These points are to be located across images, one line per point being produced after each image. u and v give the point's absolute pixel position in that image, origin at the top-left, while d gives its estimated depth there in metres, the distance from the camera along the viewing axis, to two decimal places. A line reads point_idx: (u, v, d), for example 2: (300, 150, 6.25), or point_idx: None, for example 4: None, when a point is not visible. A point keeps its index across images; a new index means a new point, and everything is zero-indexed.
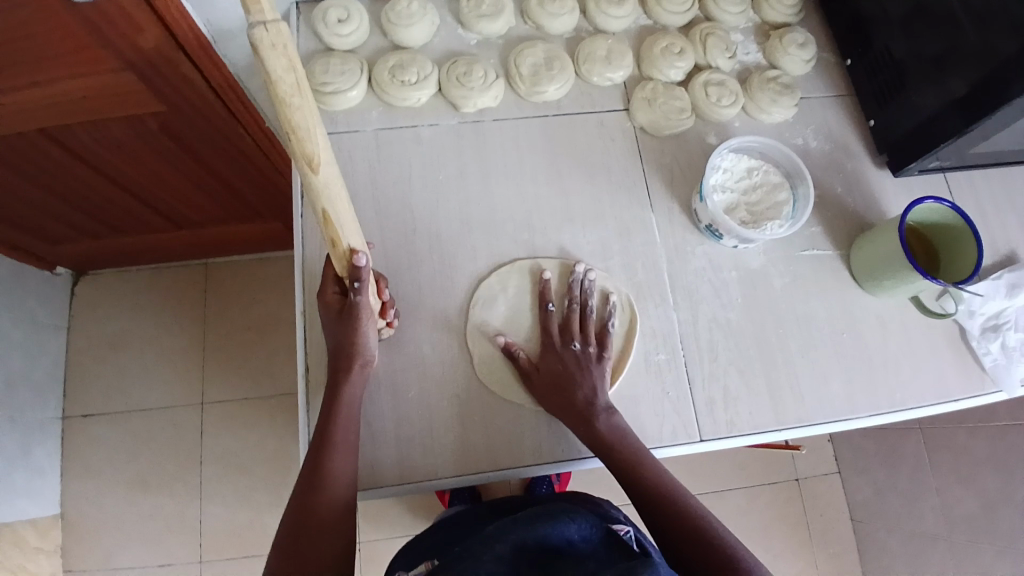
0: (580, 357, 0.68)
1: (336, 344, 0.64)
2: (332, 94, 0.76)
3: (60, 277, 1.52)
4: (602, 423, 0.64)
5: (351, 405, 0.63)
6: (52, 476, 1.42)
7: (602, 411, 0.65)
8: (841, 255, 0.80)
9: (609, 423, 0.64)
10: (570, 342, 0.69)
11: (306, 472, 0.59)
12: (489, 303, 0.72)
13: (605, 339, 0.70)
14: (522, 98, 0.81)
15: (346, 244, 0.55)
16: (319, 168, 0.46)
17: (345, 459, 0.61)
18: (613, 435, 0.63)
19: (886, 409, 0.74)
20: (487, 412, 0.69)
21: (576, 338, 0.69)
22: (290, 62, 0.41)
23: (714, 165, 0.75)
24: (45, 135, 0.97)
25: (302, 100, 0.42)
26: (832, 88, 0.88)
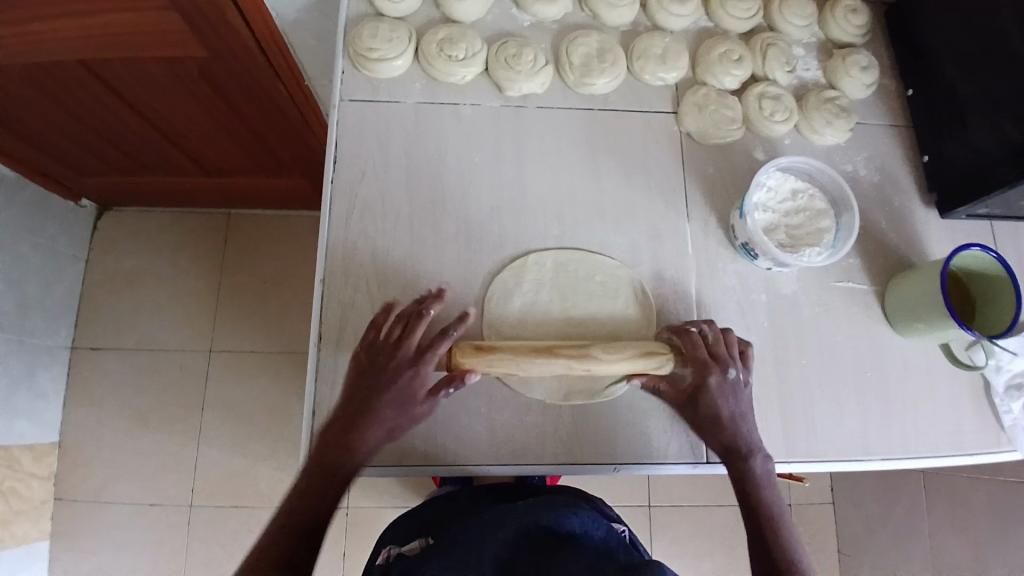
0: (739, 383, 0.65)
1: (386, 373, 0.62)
2: (376, 61, 0.75)
3: (85, 207, 1.53)
4: (756, 467, 0.64)
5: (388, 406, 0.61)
6: (55, 401, 1.45)
7: (756, 456, 0.64)
8: (876, 290, 0.77)
9: (763, 467, 0.64)
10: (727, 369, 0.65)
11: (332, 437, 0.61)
12: (508, 293, 0.71)
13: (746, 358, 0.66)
14: (569, 88, 0.78)
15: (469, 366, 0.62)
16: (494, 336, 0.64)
17: (361, 458, 0.61)
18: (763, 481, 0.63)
19: (898, 454, 0.73)
20: (493, 406, 0.68)
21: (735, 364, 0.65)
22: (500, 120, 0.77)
23: (760, 182, 0.72)
24: (87, 68, 0.97)
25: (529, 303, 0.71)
26: (892, 116, 0.84)
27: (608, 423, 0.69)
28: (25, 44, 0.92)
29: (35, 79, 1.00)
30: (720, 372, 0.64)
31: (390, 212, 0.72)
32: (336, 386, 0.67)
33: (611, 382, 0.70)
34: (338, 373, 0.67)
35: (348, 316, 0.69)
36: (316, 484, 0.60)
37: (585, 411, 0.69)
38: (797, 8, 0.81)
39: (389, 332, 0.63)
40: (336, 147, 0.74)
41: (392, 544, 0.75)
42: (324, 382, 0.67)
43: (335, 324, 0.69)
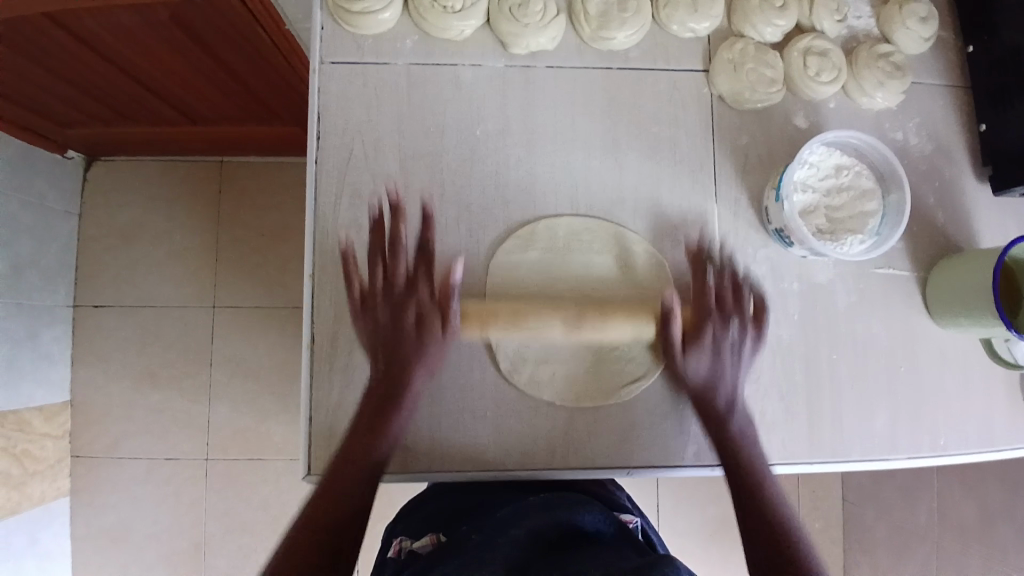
0: (738, 342, 0.64)
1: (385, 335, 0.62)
2: (360, 14, 0.64)
3: (72, 160, 1.44)
4: (734, 427, 0.63)
5: (400, 367, 0.62)
6: (62, 360, 1.43)
7: (736, 413, 0.64)
8: (918, 278, 0.70)
9: (741, 425, 0.64)
10: (727, 324, 0.64)
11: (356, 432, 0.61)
12: (514, 286, 0.65)
13: (758, 319, 0.65)
14: (584, 43, 0.68)
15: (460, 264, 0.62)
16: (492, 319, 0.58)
17: (389, 440, 0.61)
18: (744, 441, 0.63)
19: (926, 453, 0.68)
20: (500, 409, 0.64)
21: (737, 324, 0.65)
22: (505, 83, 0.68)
23: (801, 158, 0.63)
24: (49, 19, 0.87)
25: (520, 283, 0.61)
26: (952, 71, 0.73)
27: (623, 426, 0.65)
28: None
29: None
30: (717, 319, 0.64)
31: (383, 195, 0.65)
32: (335, 391, 0.63)
33: (625, 382, 0.65)
34: (336, 376, 0.63)
35: (343, 314, 0.64)
36: (347, 470, 0.59)
37: (598, 414, 0.65)
38: None
39: (373, 275, 0.62)
40: (320, 119, 0.65)
41: (404, 535, 0.69)
42: (320, 387, 0.63)
43: (329, 322, 0.64)
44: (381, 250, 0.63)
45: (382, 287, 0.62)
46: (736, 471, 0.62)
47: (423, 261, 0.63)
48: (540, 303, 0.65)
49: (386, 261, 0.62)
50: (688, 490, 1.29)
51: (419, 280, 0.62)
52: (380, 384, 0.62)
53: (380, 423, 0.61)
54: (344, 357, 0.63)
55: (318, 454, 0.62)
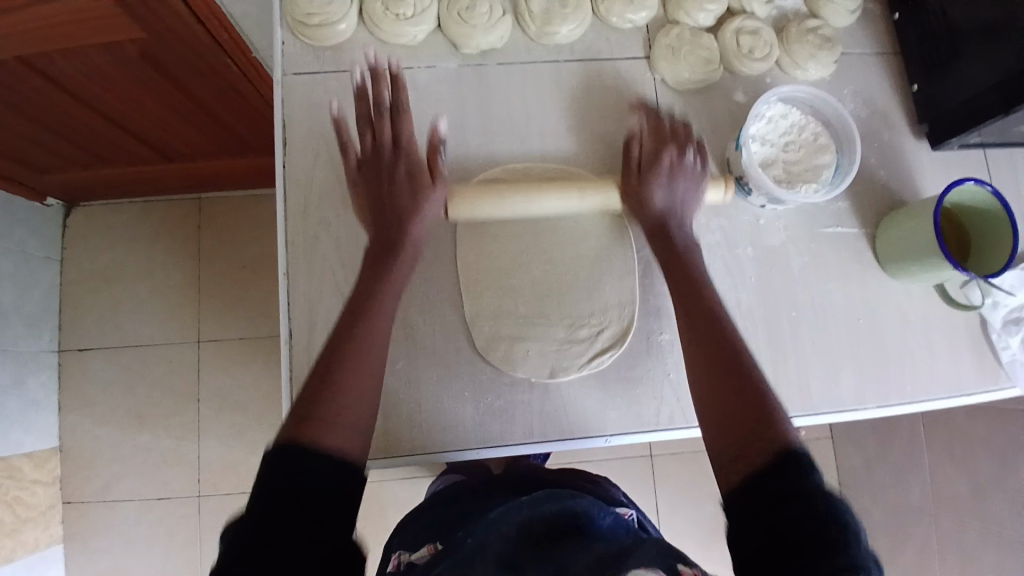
0: (689, 176, 0.66)
1: (368, 172, 0.63)
2: (319, 26, 0.68)
3: (50, 207, 1.46)
4: (679, 242, 0.62)
5: (377, 236, 0.61)
6: (48, 408, 1.41)
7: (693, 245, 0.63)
8: (867, 234, 0.74)
9: (685, 240, 0.63)
10: (683, 155, 0.66)
11: (327, 354, 0.53)
12: (483, 266, 0.68)
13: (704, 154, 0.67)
14: (532, 40, 0.73)
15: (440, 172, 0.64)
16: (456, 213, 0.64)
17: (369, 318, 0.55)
18: (692, 257, 0.62)
19: (896, 402, 0.71)
20: (471, 375, 0.66)
21: (693, 155, 0.66)
22: (458, 79, 0.71)
23: (758, 112, 0.68)
24: (21, 61, 0.89)
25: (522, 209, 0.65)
26: (879, 42, 0.78)
27: (600, 396, 0.67)
28: None
29: None
30: (677, 149, 0.66)
31: (350, 194, 0.68)
32: None
33: (595, 353, 0.67)
34: None
35: (318, 309, 0.66)
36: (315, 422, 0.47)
37: (572, 387, 0.67)
38: None
39: (360, 143, 0.64)
40: (286, 127, 0.69)
41: (401, 550, 0.68)
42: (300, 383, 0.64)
43: (305, 316, 0.66)
44: (368, 118, 0.64)
45: (366, 151, 0.64)
46: (683, 292, 0.58)
47: (398, 116, 0.64)
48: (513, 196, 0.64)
49: (376, 128, 0.64)
50: (681, 484, 1.30)
51: (400, 132, 0.63)
52: (375, 236, 0.61)
53: (370, 303, 0.56)
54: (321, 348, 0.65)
55: None
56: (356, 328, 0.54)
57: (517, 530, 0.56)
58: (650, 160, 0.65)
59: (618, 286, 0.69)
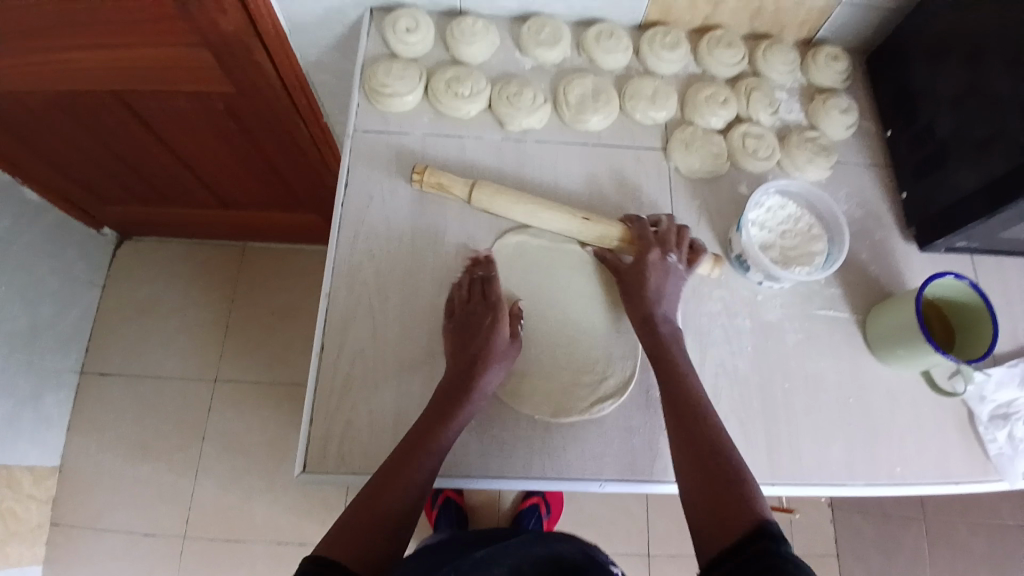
0: (676, 270, 0.74)
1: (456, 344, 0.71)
2: (389, 95, 0.81)
3: (105, 236, 1.55)
4: (663, 331, 0.71)
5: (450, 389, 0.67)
6: (59, 424, 1.42)
7: (666, 321, 0.72)
8: (858, 319, 0.81)
9: (671, 331, 0.71)
10: (669, 255, 0.74)
11: (404, 445, 0.64)
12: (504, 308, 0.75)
13: (694, 263, 0.76)
14: (566, 124, 0.85)
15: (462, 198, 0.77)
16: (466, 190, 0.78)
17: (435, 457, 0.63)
18: (672, 344, 0.70)
19: (885, 481, 0.74)
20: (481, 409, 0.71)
21: (677, 255, 0.75)
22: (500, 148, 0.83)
23: (757, 201, 0.78)
24: (119, 96, 1.00)
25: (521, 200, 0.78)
26: (870, 157, 0.90)
27: (599, 440, 0.71)
28: (61, 73, 0.95)
29: (63, 106, 1.03)
30: (661, 251, 0.74)
31: (394, 233, 0.78)
32: (336, 399, 0.70)
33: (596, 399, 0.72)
34: (339, 386, 0.71)
35: (351, 329, 0.73)
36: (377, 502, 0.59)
37: (574, 429, 0.71)
38: (780, 57, 0.89)
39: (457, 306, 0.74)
40: (348, 173, 0.80)
41: None
42: (324, 394, 0.70)
43: (338, 334, 0.73)
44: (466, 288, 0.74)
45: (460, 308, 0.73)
46: (669, 386, 0.67)
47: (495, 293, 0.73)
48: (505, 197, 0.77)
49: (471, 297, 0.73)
50: None
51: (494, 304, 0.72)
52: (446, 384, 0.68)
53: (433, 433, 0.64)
54: (347, 365, 0.72)
55: (314, 456, 0.68)
56: (409, 468, 0.61)
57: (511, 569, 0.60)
58: (636, 262, 0.74)
59: (622, 340, 0.76)
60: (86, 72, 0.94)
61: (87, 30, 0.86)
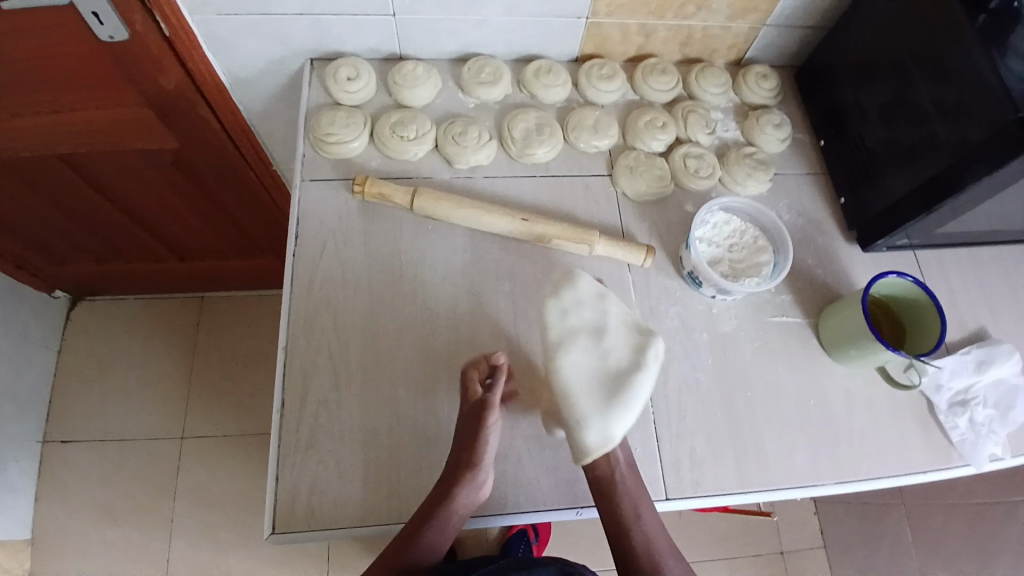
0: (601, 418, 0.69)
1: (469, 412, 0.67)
2: (336, 143, 0.82)
3: (58, 298, 1.49)
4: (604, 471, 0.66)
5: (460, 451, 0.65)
6: (26, 496, 1.35)
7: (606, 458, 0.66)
8: (810, 323, 0.83)
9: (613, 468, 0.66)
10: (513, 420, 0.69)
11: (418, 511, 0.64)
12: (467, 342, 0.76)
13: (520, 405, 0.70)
14: (513, 159, 0.87)
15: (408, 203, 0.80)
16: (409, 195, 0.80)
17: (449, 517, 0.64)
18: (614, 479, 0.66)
19: (851, 478, 0.76)
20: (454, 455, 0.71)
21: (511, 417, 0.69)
22: (449, 185, 0.84)
23: (703, 219, 0.81)
24: (59, 160, 0.98)
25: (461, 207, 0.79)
26: (806, 166, 0.94)
27: (569, 467, 0.71)
28: None
29: (4, 172, 1.00)
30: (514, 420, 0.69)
31: (350, 278, 0.78)
32: (302, 450, 0.69)
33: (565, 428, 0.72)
34: (304, 440, 0.70)
35: (312, 380, 0.72)
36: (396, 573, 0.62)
37: (544, 458, 0.72)
38: (712, 79, 0.93)
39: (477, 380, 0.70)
40: (299, 223, 0.80)
41: None
42: (290, 448, 0.69)
43: (300, 387, 0.72)
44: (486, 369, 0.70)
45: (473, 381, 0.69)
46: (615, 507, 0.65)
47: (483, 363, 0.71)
48: (448, 203, 0.80)
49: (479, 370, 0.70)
50: None
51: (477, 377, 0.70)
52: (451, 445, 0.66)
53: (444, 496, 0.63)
54: (312, 417, 0.71)
55: (284, 515, 0.67)
56: (426, 525, 0.63)
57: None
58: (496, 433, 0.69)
59: None
60: (21, 138, 0.93)
61: (19, 99, 0.85)
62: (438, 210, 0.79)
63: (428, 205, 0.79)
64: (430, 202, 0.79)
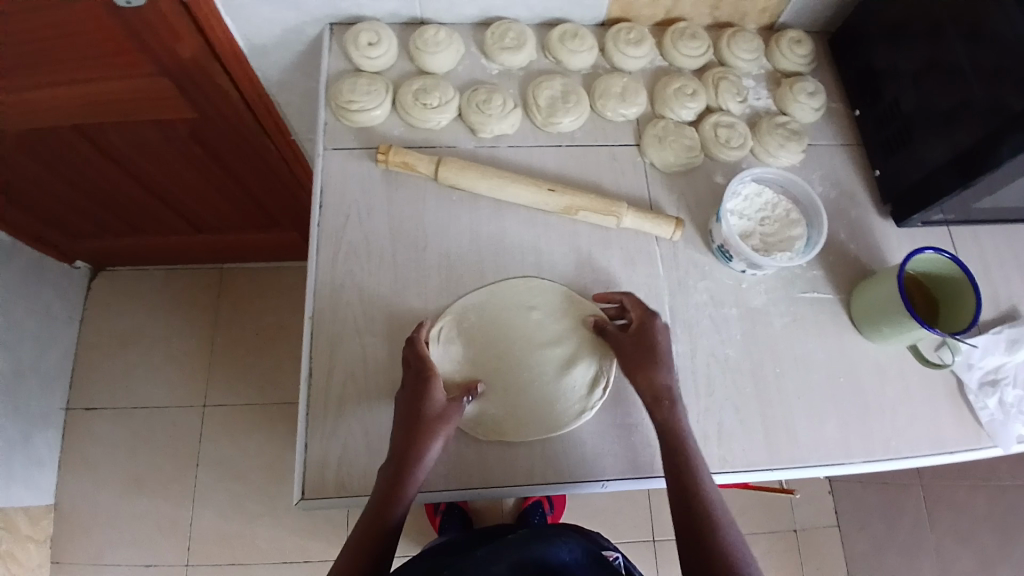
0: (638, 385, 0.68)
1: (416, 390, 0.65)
2: (357, 111, 0.80)
3: (79, 271, 1.50)
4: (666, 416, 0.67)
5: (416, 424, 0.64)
6: (51, 464, 1.38)
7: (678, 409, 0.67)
8: (842, 299, 0.82)
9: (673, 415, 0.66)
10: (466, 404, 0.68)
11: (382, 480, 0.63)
12: (468, 323, 0.74)
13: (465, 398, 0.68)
14: (538, 127, 0.84)
15: (433, 172, 0.78)
16: (435, 162, 0.78)
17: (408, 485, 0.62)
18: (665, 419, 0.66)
19: (880, 456, 0.75)
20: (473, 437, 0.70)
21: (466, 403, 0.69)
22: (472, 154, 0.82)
23: (734, 190, 0.79)
24: (78, 132, 0.97)
25: (487, 176, 0.78)
26: (841, 136, 0.91)
27: (597, 441, 0.71)
28: (16, 115, 0.92)
29: (25, 144, 1.00)
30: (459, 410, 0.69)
31: (374, 250, 0.77)
32: (328, 421, 0.70)
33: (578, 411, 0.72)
34: (331, 409, 0.70)
35: (338, 352, 0.72)
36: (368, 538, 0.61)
37: (569, 433, 0.71)
38: (744, 45, 0.89)
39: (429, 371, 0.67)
40: (322, 193, 0.79)
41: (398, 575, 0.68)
42: (317, 420, 0.69)
43: (325, 359, 0.72)
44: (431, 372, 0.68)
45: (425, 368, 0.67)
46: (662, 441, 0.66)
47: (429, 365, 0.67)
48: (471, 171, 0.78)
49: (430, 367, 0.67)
50: None
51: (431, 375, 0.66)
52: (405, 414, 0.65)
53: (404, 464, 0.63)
54: (338, 389, 0.71)
55: (313, 484, 0.67)
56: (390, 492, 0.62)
57: (510, 568, 0.62)
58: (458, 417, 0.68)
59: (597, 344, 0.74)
60: (39, 111, 0.92)
61: (38, 69, 0.84)
62: (463, 179, 0.78)
63: (452, 173, 0.78)
64: (455, 170, 0.78)
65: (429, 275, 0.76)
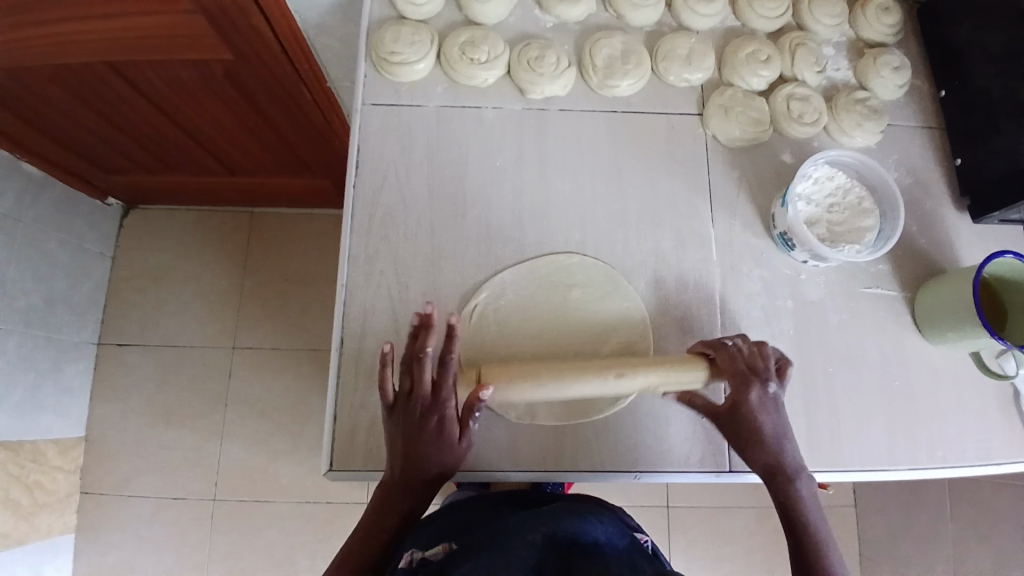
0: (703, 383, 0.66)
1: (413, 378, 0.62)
2: (399, 64, 0.75)
3: (111, 207, 1.50)
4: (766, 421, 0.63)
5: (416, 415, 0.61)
6: (81, 396, 1.42)
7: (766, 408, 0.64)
8: (906, 297, 0.76)
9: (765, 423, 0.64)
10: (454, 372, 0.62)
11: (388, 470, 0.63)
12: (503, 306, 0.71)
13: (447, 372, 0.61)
14: (592, 90, 0.78)
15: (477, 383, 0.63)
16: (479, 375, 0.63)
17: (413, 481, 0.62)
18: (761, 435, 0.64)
19: (927, 465, 0.71)
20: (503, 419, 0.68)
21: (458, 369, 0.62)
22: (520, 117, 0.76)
23: (805, 172, 0.72)
24: (109, 69, 0.93)
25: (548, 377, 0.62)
26: (925, 116, 0.82)
27: (633, 429, 0.69)
28: (47, 49, 0.89)
29: (57, 79, 0.97)
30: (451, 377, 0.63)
31: (412, 216, 0.73)
32: (360, 391, 0.68)
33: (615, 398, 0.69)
34: (363, 375, 0.68)
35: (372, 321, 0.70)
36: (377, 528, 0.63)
37: (605, 420, 0.69)
38: (828, 7, 0.80)
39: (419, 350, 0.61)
40: (359, 150, 0.74)
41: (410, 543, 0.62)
42: (349, 389, 0.68)
43: (358, 328, 0.70)
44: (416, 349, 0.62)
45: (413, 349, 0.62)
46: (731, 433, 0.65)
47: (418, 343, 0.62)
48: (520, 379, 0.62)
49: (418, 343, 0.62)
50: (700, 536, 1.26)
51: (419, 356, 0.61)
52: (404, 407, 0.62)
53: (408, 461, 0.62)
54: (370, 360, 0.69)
55: (343, 451, 0.67)
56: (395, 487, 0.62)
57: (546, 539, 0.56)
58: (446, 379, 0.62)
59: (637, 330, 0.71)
60: (70, 45, 0.88)
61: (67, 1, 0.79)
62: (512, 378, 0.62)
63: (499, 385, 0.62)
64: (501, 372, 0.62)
65: (467, 246, 0.73)
